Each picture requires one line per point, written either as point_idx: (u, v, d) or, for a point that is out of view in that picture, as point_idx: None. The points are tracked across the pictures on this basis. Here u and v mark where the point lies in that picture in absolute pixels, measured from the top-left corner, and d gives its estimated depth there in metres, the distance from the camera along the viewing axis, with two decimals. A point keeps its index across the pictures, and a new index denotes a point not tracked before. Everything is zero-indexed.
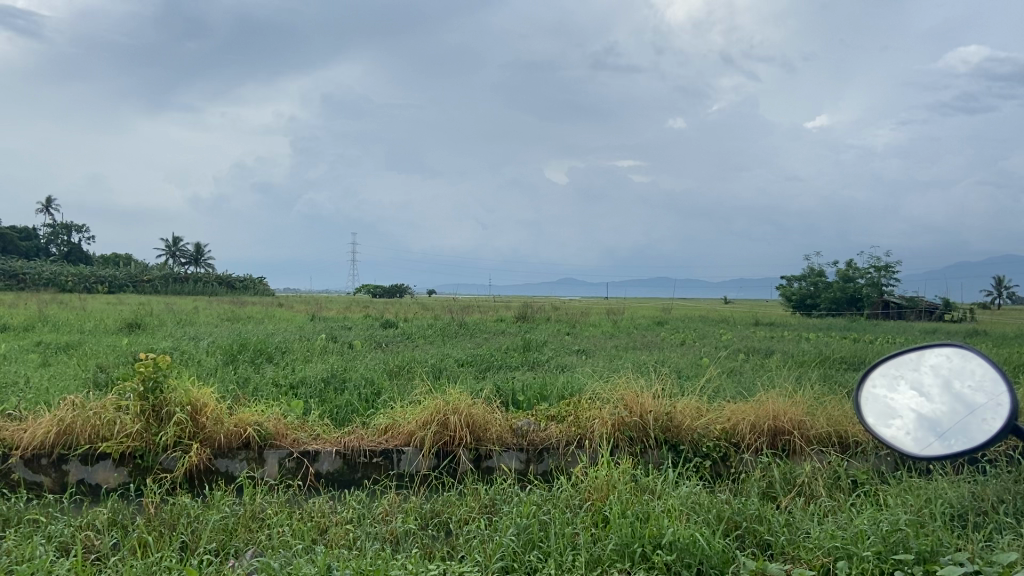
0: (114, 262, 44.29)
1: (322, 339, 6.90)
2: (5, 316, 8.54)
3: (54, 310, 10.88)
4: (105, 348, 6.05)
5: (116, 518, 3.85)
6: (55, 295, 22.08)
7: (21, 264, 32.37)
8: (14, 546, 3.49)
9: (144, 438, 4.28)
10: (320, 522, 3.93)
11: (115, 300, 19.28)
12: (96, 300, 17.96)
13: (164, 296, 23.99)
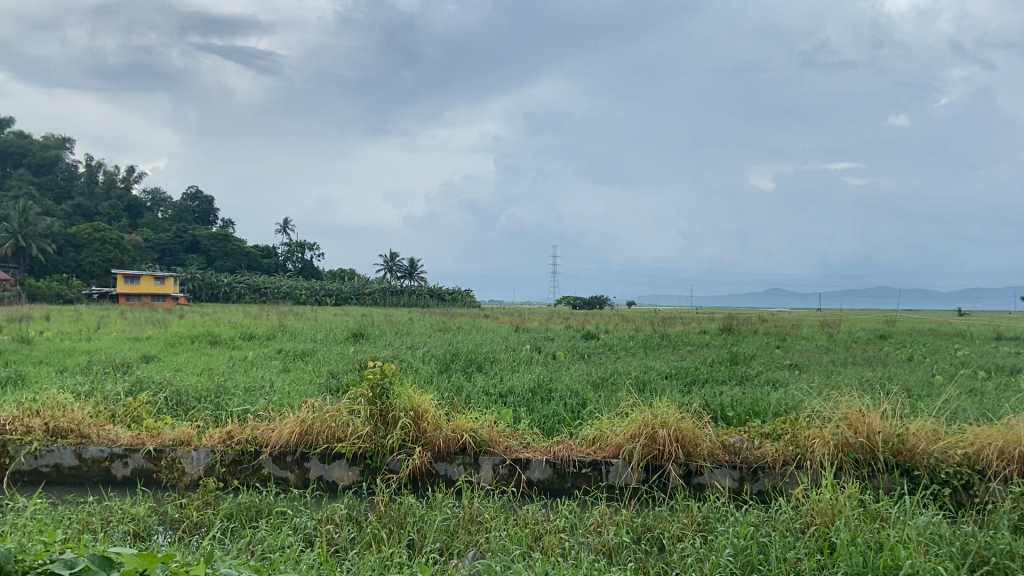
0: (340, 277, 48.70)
1: (528, 350, 7.09)
2: (255, 327, 9.64)
3: (299, 320, 12.28)
4: (335, 355, 6.60)
5: (351, 514, 4.16)
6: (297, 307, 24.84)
7: (262, 279, 36.46)
8: (267, 535, 3.87)
9: (373, 439, 4.60)
10: (535, 529, 4.01)
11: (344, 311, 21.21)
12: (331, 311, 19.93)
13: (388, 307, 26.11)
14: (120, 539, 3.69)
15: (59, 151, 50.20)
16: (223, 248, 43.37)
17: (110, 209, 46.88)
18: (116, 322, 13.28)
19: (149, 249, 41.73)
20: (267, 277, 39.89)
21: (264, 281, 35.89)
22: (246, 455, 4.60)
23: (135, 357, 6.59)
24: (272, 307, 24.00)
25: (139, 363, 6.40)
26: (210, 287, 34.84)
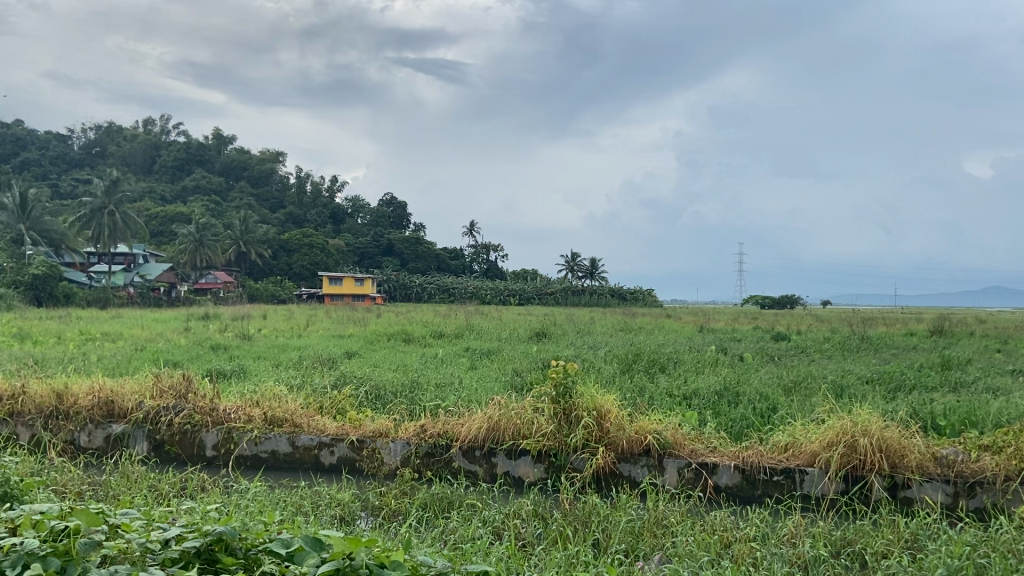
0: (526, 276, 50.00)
1: (713, 350, 6.89)
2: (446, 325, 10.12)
3: (486, 319, 12.76)
4: (519, 353, 6.78)
5: (537, 510, 4.25)
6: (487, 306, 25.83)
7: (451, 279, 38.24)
8: (458, 526, 4.05)
9: (557, 438, 4.66)
10: (724, 536, 3.88)
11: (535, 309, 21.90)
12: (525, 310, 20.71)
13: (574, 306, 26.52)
14: (328, 522, 4.01)
15: (273, 165, 55.60)
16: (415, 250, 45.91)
17: (315, 216, 51.02)
18: (319, 322, 13.88)
19: (349, 251, 45.03)
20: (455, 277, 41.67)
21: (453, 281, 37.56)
22: (438, 448, 4.82)
23: (339, 353, 7.13)
24: (460, 306, 25.02)
25: (342, 358, 6.93)
26: (404, 287, 37.03)
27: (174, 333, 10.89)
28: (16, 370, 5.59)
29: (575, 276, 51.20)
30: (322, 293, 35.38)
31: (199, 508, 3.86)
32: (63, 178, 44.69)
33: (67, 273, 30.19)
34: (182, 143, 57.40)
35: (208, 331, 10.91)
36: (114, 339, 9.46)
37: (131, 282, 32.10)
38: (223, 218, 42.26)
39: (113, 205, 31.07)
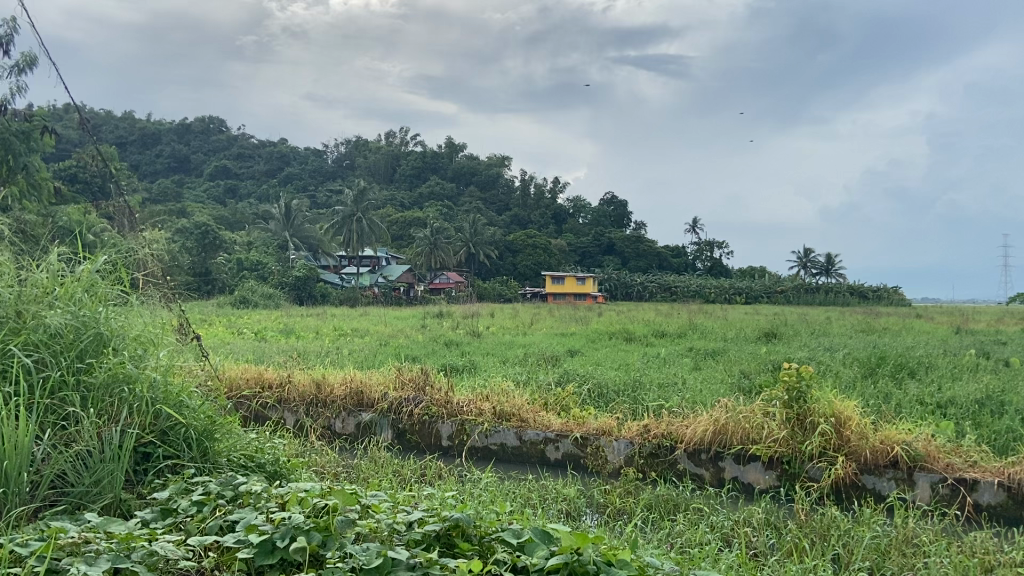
0: (753, 274, 48.00)
1: (972, 355, 6.17)
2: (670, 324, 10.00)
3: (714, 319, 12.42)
4: (746, 355, 6.53)
5: (769, 519, 4.06)
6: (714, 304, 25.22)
7: (675, 278, 37.73)
8: (685, 530, 3.97)
9: (790, 444, 4.42)
10: (986, 560, 3.45)
11: (774, 308, 21.11)
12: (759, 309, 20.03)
13: (813, 305, 25.07)
14: (555, 516, 4.11)
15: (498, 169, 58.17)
16: (636, 249, 45.78)
17: (538, 216, 52.64)
18: (544, 322, 13.78)
19: (571, 250, 45.91)
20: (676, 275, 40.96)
21: (674, 279, 36.95)
22: (662, 449, 4.75)
23: (563, 350, 7.30)
24: (683, 305, 24.57)
25: (566, 356, 7.08)
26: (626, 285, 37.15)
27: (412, 329, 11.71)
28: (284, 362, 6.32)
29: (806, 273, 48.29)
30: (547, 292, 36.45)
31: (437, 495, 4.14)
32: (318, 190, 49.97)
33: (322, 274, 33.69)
34: (416, 152, 61.74)
35: (442, 328, 11.65)
36: (362, 335, 10.39)
37: (376, 282, 35.23)
38: (456, 221, 45.02)
39: (362, 213, 34.05)
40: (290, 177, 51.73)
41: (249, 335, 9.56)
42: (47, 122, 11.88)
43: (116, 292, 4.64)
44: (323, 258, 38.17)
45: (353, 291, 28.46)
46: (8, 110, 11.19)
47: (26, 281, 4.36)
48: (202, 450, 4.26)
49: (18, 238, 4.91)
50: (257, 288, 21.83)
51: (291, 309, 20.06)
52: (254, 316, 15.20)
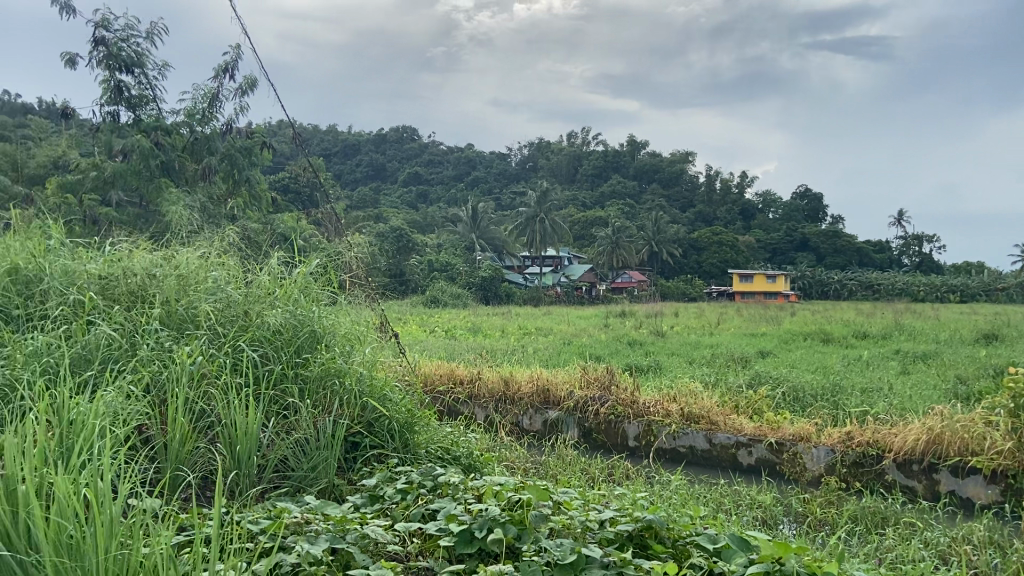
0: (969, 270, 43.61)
1: None
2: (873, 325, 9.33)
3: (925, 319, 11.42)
4: (963, 359, 5.96)
5: (992, 537, 3.68)
6: (931, 305, 23.15)
7: (880, 275, 35.05)
8: (895, 544, 3.68)
9: (1018, 457, 3.98)
10: None
11: (1017, 308, 19.00)
12: (1000, 309, 18.09)
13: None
14: (751, 523, 3.95)
15: (680, 165, 57.03)
16: (832, 244, 43.04)
17: (726, 212, 50.90)
18: (733, 322, 13.30)
19: (760, 247, 44.05)
20: (872, 271, 38.02)
21: (873, 277, 34.32)
22: (868, 458, 4.45)
23: (752, 351, 7.04)
24: (889, 304, 22.77)
25: (756, 357, 6.81)
26: (823, 284, 35.07)
27: (596, 328, 11.74)
28: (473, 359, 6.57)
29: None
30: (736, 291, 35.26)
31: (629, 495, 4.12)
32: (502, 192, 51.56)
33: (507, 275, 34.73)
34: (598, 153, 61.96)
35: (626, 328, 11.60)
36: (546, 333, 10.58)
37: (560, 282, 35.83)
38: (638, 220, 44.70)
39: (545, 215, 35.11)
40: (479, 180, 53.59)
41: (440, 334, 10.00)
42: (266, 138, 13.09)
43: (326, 293, 5.07)
44: (508, 258, 39.40)
45: (538, 291, 29.10)
46: (234, 128, 12.37)
47: (252, 283, 4.88)
48: (404, 441, 4.53)
49: (244, 244, 5.47)
50: (446, 288, 22.85)
51: (479, 309, 20.71)
52: (445, 316, 15.88)
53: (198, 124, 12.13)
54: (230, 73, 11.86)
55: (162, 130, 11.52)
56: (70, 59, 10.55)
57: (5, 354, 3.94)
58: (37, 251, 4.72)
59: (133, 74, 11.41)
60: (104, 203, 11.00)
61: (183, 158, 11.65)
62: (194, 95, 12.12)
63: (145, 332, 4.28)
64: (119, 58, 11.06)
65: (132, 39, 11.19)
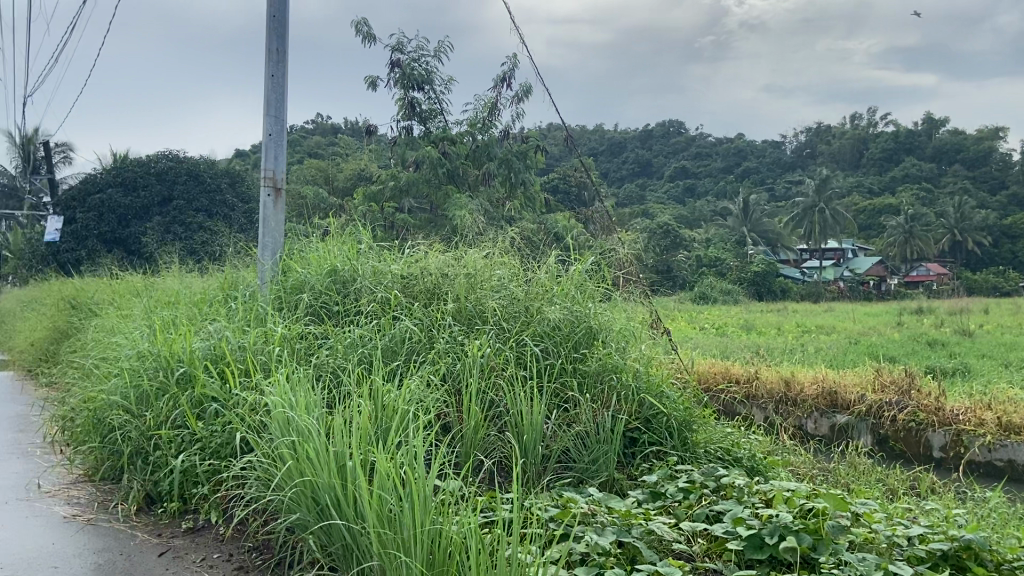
0: None
1: None
2: None
3: None
4: None
5: None
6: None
7: None
8: None
9: None
10: None
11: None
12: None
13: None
14: None
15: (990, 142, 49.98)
16: None
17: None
18: None
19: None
20: None
21: None
22: None
23: None
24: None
25: None
26: None
27: (889, 326, 10.74)
28: (749, 358, 6.33)
29: None
30: None
31: (941, 511, 3.70)
32: (775, 183, 48.75)
33: (783, 271, 32.74)
34: (886, 135, 56.28)
35: (926, 326, 10.46)
36: (830, 332, 9.92)
37: (842, 277, 33.17)
38: (933, 206, 40.04)
39: (824, 203, 35.35)
40: (749, 171, 51.26)
41: (713, 332, 9.71)
42: (539, 142, 13.66)
43: (601, 290, 5.17)
44: (781, 253, 37.35)
45: (816, 289, 27.24)
46: (511, 134, 13.13)
47: (532, 281, 5.12)
48: (683, 439, 4.48)
49: (523, 244, 5.75)
50: (716, 284, 22.20)
51: (749, 306, 19.79)
52: (714, 312, 15.42)
53: (479, 132, 13.05)
54: (507, 82, 12.54)
55: (448, 140, 12.53)
56: (373, 80, 11.78)
57: (330, 345, 4.51)
58: (351, 253, 5.34)
59: (423, 90, 12.50)
60: (399, 209, 12.22)
61: (466, 165, 12.58)
62: (476, 105, 13.01)
63: (441, 327, 4.65)
64: (412, 77, 12.23)
65: (423, 58, 12.31)
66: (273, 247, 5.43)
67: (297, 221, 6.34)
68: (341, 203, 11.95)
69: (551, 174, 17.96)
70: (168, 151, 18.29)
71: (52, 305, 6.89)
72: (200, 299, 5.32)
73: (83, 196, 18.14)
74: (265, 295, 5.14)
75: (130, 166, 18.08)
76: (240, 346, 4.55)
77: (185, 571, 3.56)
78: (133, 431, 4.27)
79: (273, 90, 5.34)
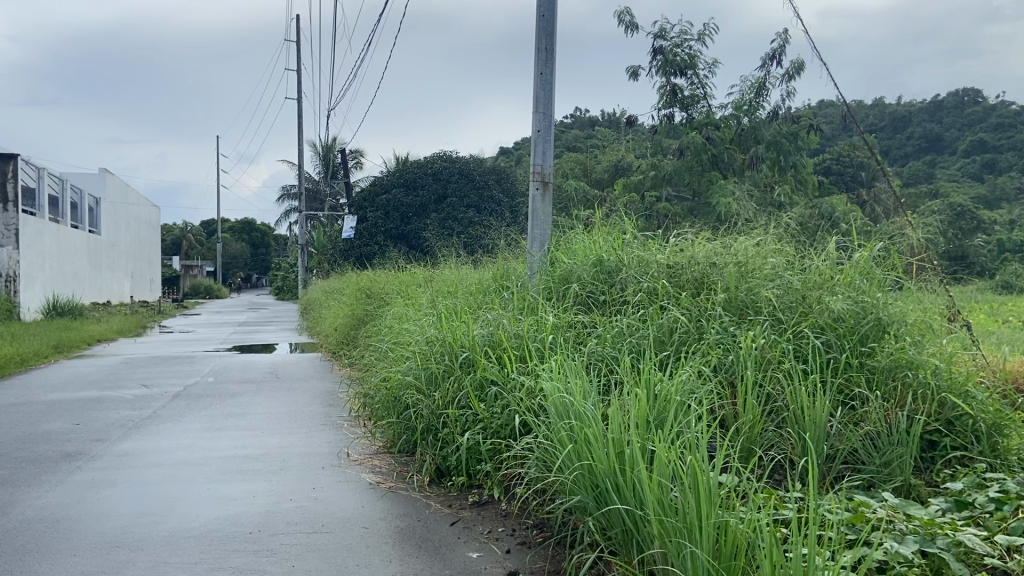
0: None
1: None
2: None
3: None
4: None
5: None
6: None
7: None
8: None
9: None
10: None
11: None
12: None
13: None
14: None
15: None
16: None
17: None
18: None
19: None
20: None
21: None
22: None
23: None
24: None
25: None
26: None
27: None
28: None
29: None
30: None
31: None
32: None
33: None
34: None
35: None
36: None
37: None
38: None
39: None
40: None
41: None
42: (813, 120, 12.96)
43: (892, 278, 4.76)
44: None
45: None
46: (782, 115, 12.75)
47: (809, 270, 4.81)
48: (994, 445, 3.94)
49: (799, 230, 5.42)
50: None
51: None
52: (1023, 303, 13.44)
53: (745, 114, 12.83)
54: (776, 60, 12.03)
55: (712, 125, 12.48)
56: (637, 67, 12.31)
57: (598, 333, 4.57)
58: (617, 244, 5.37)
59: (686, 76, 12.89)
60: (660, 198, 12.47)
61: (732, 149, 12.50)
62: (742, 87, 12.91)
63: (711, 317, 4.50)
64: (675, 63, 12.72)
65: (686, 44, 12.74)
66: (542, 239, 5.68)
67: (564, 214, 6.54)
68: (602, 194, 12.25)
69: (824, 153, 16.75)
70: (442, 152, 19.80)
71: (352, 295, 7.77)
72: (476, 288, 5.69)
73: (372, 197, 20.37)
74: (535, 285, 5.38)
75: (410, 168, 19.93)
76: (515, 333, 4.78)
77: (475, 541, 3.81)
78: (424, 409, 4.65)
79: (543, 86, 5.54)
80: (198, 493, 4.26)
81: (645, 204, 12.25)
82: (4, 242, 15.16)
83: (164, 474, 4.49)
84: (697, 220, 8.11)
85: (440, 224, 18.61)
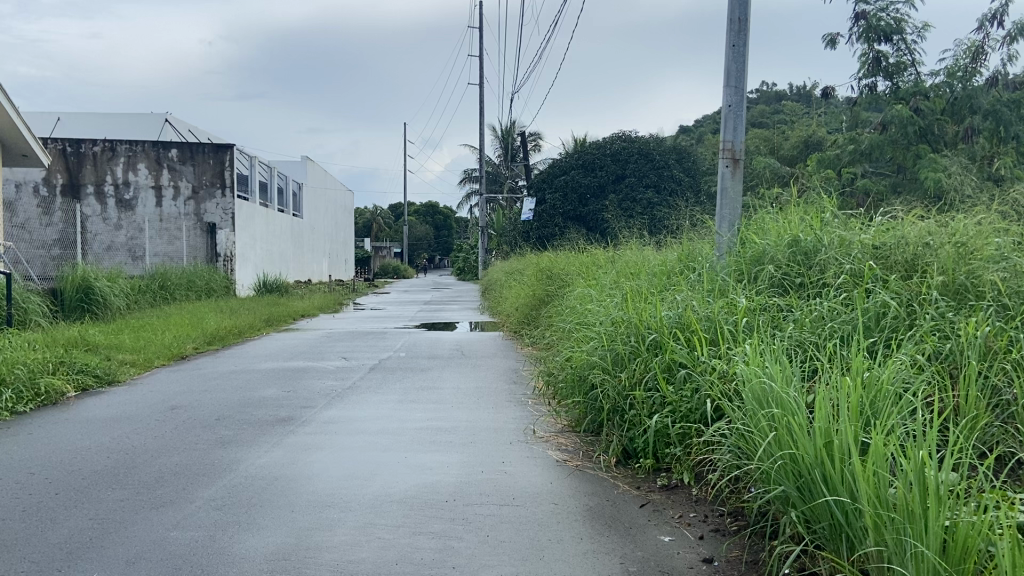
0: None
1: None
2: None
3: None
4: None
5: None
6: None
7: None
8: None
9: None
10: None
11: None
12: None
13: None
14: None
15: None
16: None
17: None
18: None
19: None
20: None
21: None
22: None
23: None
24: None
25: None
26: None
27: None
28: None
29: None
30: None
31: None
32: None
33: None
34: None
35: None
36: None
37: None
38: None
39: None
40: None
41: None
42: None
43: None
44: None
45: None
46: (1003, 81, 11.58)
47: None
48: None
49: None
50: None
51: None
52: None
53: (960, 81, 11.76)
54: (997, 21, 10.92)
55: (922, 94, 11.58)
56: (835, 35, 11.57)
57: (796, 318, 4.34)
58: (815, 223, 5.07)
59: (892, 42, 12.04)
60: (859, 175, 11.78)
61: (943, 120, 11.56)
62: (956, 51, 11.84)
63: (925, 302, 4.14)
64: (878, 29, 11.87)
65: (892, 8, 11.85)
66: (731, 218, 5.51)
67: (754, 194, 6.29)
68: (796, 172, 11.71)
69: None
70: (621, 133, 19.72)
71: (532, 276, 7.89)
72: (660, 269, 5.60)
73: (550, 179, 20.67)
74: (725, 267, 5.22)
75: (588, 150, 20.06)
76: (705, 316, 4.65)
77: (666, 525, 3.75)
78: (611, 389, 4.64)
79: (735, 59, 5.35)
80: (397, 461, 4.49)
81: (841, 182, 11.71)
82: (224, 226, 16.79)
83: (366, 442, 4.78)
84: (907, 197, 7.57)
85: (619, 205, 18.55)
